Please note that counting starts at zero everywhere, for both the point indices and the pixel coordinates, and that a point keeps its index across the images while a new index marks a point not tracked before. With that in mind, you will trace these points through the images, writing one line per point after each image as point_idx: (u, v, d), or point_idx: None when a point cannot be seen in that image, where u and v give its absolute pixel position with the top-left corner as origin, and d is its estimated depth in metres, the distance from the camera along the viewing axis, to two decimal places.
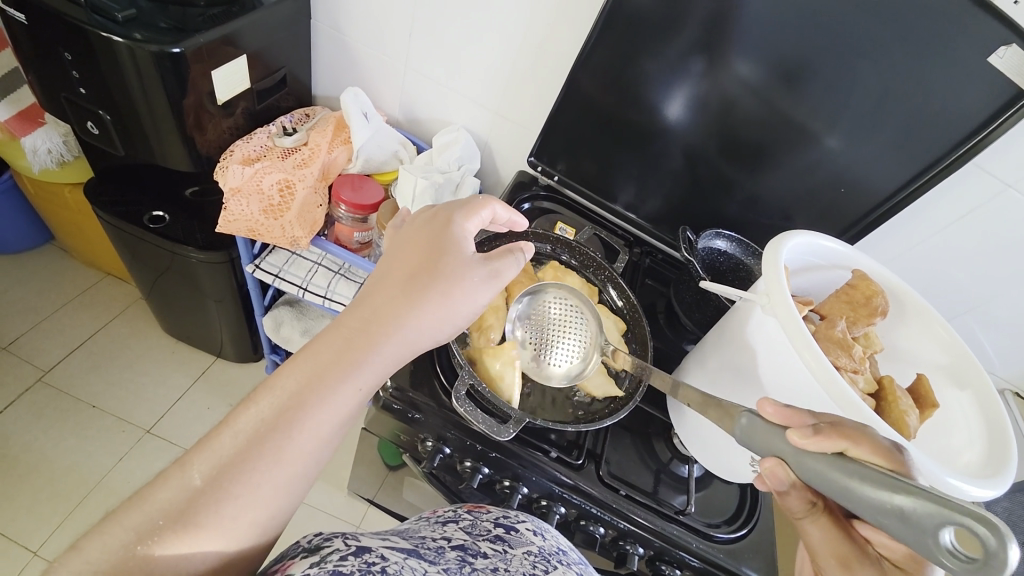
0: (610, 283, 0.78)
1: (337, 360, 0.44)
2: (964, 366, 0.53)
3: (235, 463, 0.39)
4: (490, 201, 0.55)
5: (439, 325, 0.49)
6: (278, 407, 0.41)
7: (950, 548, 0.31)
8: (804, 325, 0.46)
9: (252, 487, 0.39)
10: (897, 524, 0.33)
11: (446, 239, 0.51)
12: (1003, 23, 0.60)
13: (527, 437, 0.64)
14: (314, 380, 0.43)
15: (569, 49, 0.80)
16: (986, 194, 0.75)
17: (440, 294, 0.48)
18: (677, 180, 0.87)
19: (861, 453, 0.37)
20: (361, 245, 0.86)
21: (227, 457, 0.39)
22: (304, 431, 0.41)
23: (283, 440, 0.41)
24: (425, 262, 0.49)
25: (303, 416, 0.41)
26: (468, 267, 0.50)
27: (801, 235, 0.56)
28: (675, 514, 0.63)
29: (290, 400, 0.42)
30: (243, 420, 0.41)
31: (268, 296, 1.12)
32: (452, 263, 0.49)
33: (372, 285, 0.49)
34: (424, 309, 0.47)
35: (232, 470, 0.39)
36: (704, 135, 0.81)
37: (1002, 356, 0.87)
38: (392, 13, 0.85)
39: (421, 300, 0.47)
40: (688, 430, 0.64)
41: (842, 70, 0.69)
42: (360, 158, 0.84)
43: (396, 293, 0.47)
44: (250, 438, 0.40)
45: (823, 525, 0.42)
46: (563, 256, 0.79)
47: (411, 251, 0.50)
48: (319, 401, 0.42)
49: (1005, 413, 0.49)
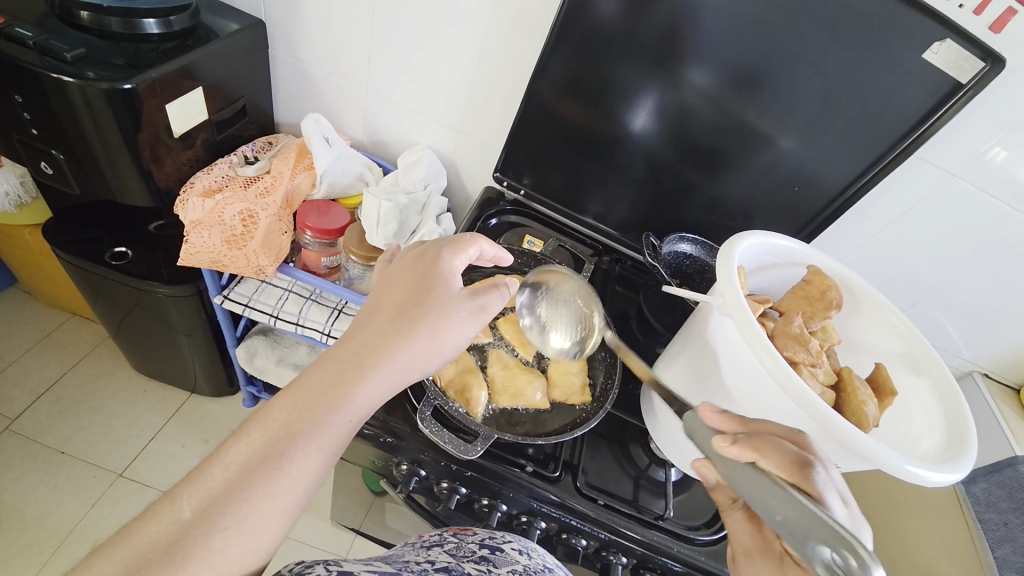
0: None
1: (329, 391, 0.44)
2: (919, 354, 0.54)
3: (225, 494, 0.39)
4: (476, 237, 0.55)
5: (426, 360, 0.48)
6: (274, 437, 0.41)
7: (825, 563, 0.34)
8: (758, 325, 0.47)
9: (242, 518, 0.39)
10: (785, 531, 0.37)
11: (433, 276, 0.50)
12: (932, 21, 0.63)
13: (502, 453, 0.63)
14: (308, 412, 0.42)
15: (524, 67, 0.82)
16: (933, 185, 0.78)
17: (428, 328, 0.48)
18: (640, 187, 0.89)
19: (769, 466, 0.40)
20: (329, 269, 0.85)
21: (217, 490, 0.39)
22: (298, 460, 0.41)
23: (276, 470, 0.40)
24: (415, 296, 0.49)
25: (295, 448, 0.41)
26: (456, 301, 0.50)
27: (754, 235, 0.57)
28: (655, 520, 0.63)
29: (282, 430, 0.41)
30: (235, 451, 0.40)
31: (240, 327, 1.11)
32: (438, 297, 0.49)
33: (362, 318, 0.49)
34: (413, 343, 0.47)
35: (223, 502, 0.38)
36: (663, 142, 0.83)
37: (964, 339, 0.91)
38: (349, 39, 0.86)
39: (410, 333, 0.47)
40: (662, 435, 0.64)
41: (788, 73, 0.72)
42: (324, 183, 0.84)
43: (385, 327, 0.47)
44: (241, 470, 0.40)
45: (740, 516, 0.48)
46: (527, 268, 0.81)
47: (397, 287, 0.50)
48: (312, 431, 0.42)
49: (961, 396, 0.50)
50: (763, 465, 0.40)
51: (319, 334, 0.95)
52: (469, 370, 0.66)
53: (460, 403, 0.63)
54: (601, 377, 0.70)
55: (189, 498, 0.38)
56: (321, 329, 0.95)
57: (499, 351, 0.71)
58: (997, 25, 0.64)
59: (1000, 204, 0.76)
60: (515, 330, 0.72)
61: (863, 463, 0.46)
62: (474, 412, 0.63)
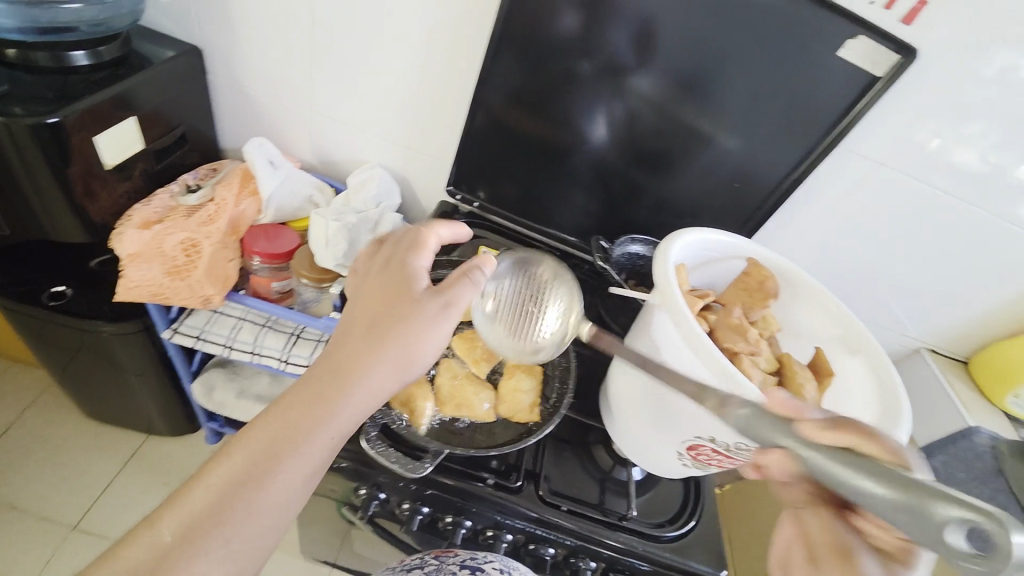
0: None
1: (307, 411, 0.45)
2: (854, 335, 0.56)
3: (212, 512, 0.41)
4: (433, 229, 0.54)
5: (403, 370, 0.48)
6: (257, 459, 0.43)
7: (960, 549, 0.30)
8: (694, 320, 0.49)
9: (232, 533, 0.41)
10: (902, 524, 0.32)
11: (398, 282, 0.50)
12: (843, 20, 0.67)
13: (461, 468, 0.62)
14: (288, 433, 0.44)
15: (466, 80, 0.83)
16: (861, 173, 0.82)
17: (397, 335, 0.47)
18: (590, 192, 0.91)
19: (873, 450, 0.36)
20: (281, 294, 0.83)
21: (197, 513, 0.41)
22: (284, 479, 0.43)
23: (259, 485, 0.42)
24: (382, 305, 0.49)
25: (277, 464, 0.43)
26: (421, 302, 0.49)
27: (692, 231, 0.59)
28: (621, 521, 0.63)
29: (264, 451, 0.44)
30: (219, 471, 0.43)
31: (194, 360, 1.07)
32: (403, 302, 0.49)
33: (336, 335, 0.50)
34: (383, 352, 0.47)
35: (210, 520, 0.41)
36: (607, 146, 0.85)
37: (905, 317, 0.95)
38: (290, 62, 0.86)
39: (379, 342, 0.47)
40: (622, 435, 0.65)
41: (717, 74, 0.74)
42: (271, 208, 0.83)
43: (355, 341, 0.48)
44: (226, 488, 0.42)
45: (821, 515, 0.45)
46: None
47: (366, 299, 0.50)
48: (293, 452, 0.44)
49: (893, 373, 0.52)
50: (866, 450, 0.36)
51: (276, 362, 0.93)
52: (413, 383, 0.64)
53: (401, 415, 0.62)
54: (557, 384, 0.69)
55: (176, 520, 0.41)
56: (279, 356, 0.93)
57: (451, 361, 0.68)
58: (909, 16, 0.67)
59: (926, 189, 0.80)
60: (470, 345, 0.69)
61: None
62: (415, 424, 0.61)
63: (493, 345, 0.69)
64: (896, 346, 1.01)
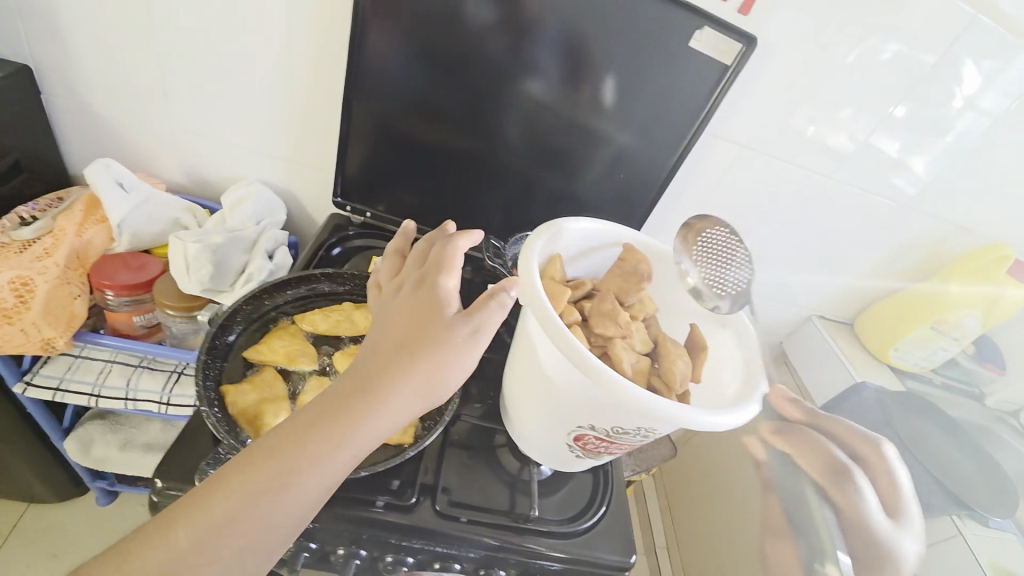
0: None
1: (322, 433, 0.42)
2: (722, 309, 0.59)
3: (223, 523, 0.39)
4: (458, 242, 0.48)
5: (424, 395, 0.44)
6: (267, 477, 0.40)
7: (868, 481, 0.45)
8: (555, 316, 0.49)
9: (239, 545, 0.39)
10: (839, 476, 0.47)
11: (433, 300, 0.46)
12: (689, 13, 0.69)
13: (343, 497, 0.56)
14: (299, 453, 0.41)
15: (334, 87, 0.78)
16: (732, 158, 0.86)
17: (428, 361, 0.44)
18: (484, 194, 0.90)
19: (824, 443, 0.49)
20: (149, 329, 0.76)
21: (215, 521, 0.39)
22: (291, 500, 0.41)
23: (275, 498, 0.40)
24: (415, 324, 0.45)
25: (293, 481, 0.41)
26: (452, 326, 0.45)
27: (563, 223, 0.59)
28: (527, 523, 0.61)
29: (274, 467, 0.41)
30: (236, 480, 0.40)
31: (64, 418, 0.94)
32: (438, 323, 0.45)
33: (367, 348, 0.46)
34: (410, 375, 0.43)
35: (220, 528, 0.39)
36: (491, 147, 0.84)
37: (789, 287, 1.03)
38: (136, 75, 0.78)
39: (409, 367, 0.43)
40: (521, 436, 0.63)
41: (583, 68, 0.74)
42: (125, 234, 0.75)
43: (386, 360, 0.44)
44: (244, 498, 0.40)
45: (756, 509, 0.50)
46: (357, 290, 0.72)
47: (400, 316, 0.47)
48: (304, 474, 0.41)
49: (756, 341, 0.55)
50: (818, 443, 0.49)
51: (156, 405, 0.84)
52: (273, 400, 0.59)
53: (248, 432, 0.54)
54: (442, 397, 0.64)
55: (174, 533, 0.38)
56: (158, 398, 0.83)
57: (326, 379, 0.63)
58: (744, 7, 0.70)
59: (792, 167, 0.86)
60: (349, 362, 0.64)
61: (672, 426, 0.48)
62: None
63: None
64: (794, 313, 1.09)
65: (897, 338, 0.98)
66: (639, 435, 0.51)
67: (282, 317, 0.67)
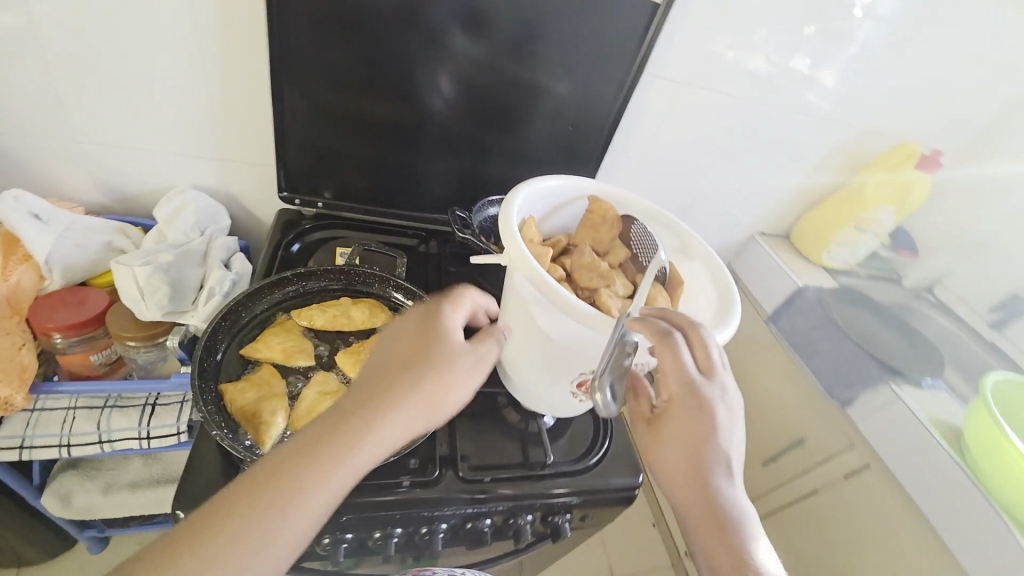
0: (393, 287, 0.72)
1: (341, 445, 0.42)
2: (689, 244, 0.64)
3: (226, 533, 0.37)
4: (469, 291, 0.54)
5: (434, 413, 0.46)
6: (296, 481, 0.40)
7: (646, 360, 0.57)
8: (545, 274, 0.51)
9: (232, 564, 0.37)
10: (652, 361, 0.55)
11: (438, 329, 0.49)
12: None
13: (371, 485, 0.58)
14: (322, 456, 0.41)
15: (257, 72, 0.72)
16: (672, 94, 0.89)
17: (432, 383, 0.46)
18: (439, 165, 0.88)
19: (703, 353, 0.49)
20: (110, 366, 0.72)
21: (217, 533, 0.37)
22: (311, 505, 0.40)
23: (280, 512, 0.39)
24: (419, 349, 0.47)
25: (300, 495, 0.39)
26: (459, 356, 0.48)
27: (532, 185, 0.61)
28: (545, 470, 0.66)
29: (298, 470, 0.40)
30: (244, 489, 0.39)
31: (34, 476, 0.87)
32: (445, 349, 0.48)
33: (372, 368, 0.47)
34: (414, 397, 0.45)
35: (220, 542, 0.37)
36: (438, 115, 0.81)
37: (734, 210, 1.11)
38: (17, 88, 0.68)
39: (415, 389, 0.45)
40: (525, 394, 0.66)
41: (520, 21, 0.72)
42: (57, 269, 0.68)
43: (394, 380, 0.45)
44: (249, 509, 0.38)
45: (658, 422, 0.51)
46: (333, 285, 0.72)
47: (405, 342, 0.48)
48: (313, 489, 0.40)
49: (723, 268, 0.60)
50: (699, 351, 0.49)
51: (137, 441, 0.79)
52: (272, 397, 0.58)
53: (250, 432, 0.54)
54: None
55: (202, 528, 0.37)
56: (137, 433, 0.79)
57: (330, 374, 0.63)
58: None
59: (727, 96, 0.90)
60: (354, 358, 0.63)
61: None
62: (261, 442, 0.54)
63: None
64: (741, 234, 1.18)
65: (829, 240, 1.09)
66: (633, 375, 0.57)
67: (264, 324, 0.65)
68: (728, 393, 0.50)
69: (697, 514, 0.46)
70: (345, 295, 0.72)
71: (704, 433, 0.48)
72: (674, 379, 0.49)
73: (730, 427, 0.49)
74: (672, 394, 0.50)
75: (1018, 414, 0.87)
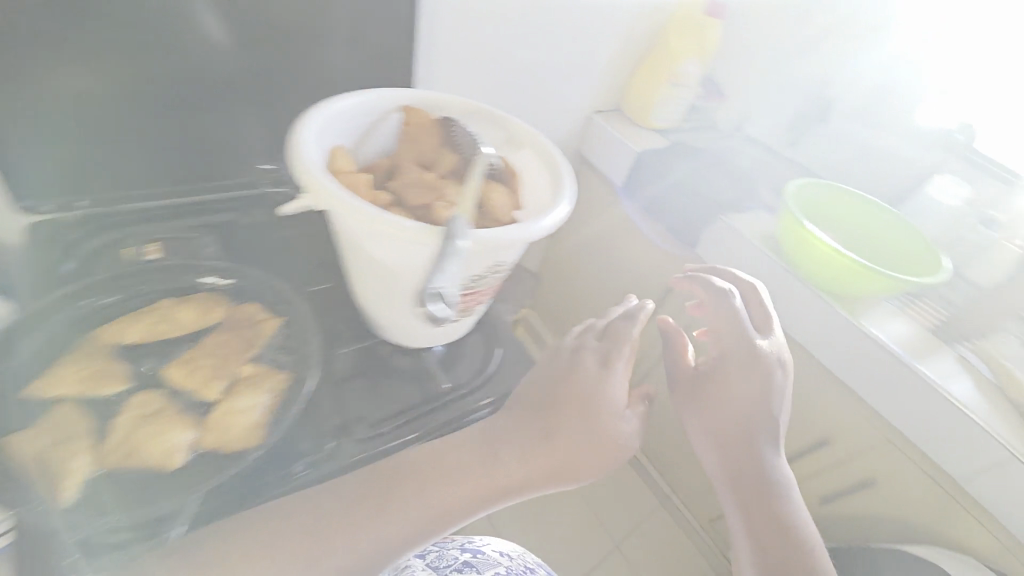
0: (207, 273, 0.63)
1: (508, 471, 0.52)
2: (516, 133, 0.62)
3: (371, 503, 0.49)
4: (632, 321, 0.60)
5: (605, 455, 0.54)
6: (468, 462, 0.52)
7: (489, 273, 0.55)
8: (352, 197, 0.46)
9: (366, 530, 0.48)
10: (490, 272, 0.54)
11: (577, 366, 0.58)
12: None
13: (254, 488, 0.51)
14: (488, 457, 0.53)
15: None
16: None
17: (578, 412, 0.55)
18: (234, 120, 0.72)
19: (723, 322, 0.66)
20: None
21: (364, 501, 0.49)
22: (469, 497, 0.51)
23: (420, 491, 0.50)
24: (568, 383, 0.57)
25: (437, 478, 0.51)
26: (612, 394, 0.56)
27: (326, 106, 0.53)
28: (447, 399, 0.64)
29: (469, 463, 0.52)
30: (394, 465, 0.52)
31: None
32: (594, 381, 0.56)
33: (524, 390, 0.59)
34: (560, 429, 0.54)
35: (361, 513, 0.48)
36: (202, 56, 0.66)
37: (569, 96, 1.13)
38: None
39: (557, 415, 0.54)
40: (402, 332, 0.63)
41: None
42: None
43: (539, 409, 0.56)
44: (399, 482, 0.51)
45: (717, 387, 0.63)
46: (127, 291, 0.59)
47: (551, 382, 0.57)
48: (456, 481, 0.51)
49: (550, 145, 0.60)
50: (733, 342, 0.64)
51: None
52: (72, 439, 0.48)
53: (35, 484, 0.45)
54: (301, 350, 0.59)
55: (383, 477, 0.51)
56: None
57: (155, 392, 0.53)
58: None
59: None
60: (185, 370, 0.55)
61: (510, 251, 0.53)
62: (56, 493, 0.45)
63: (218, 356, 0.56)
64: (580, 116, 1.20)
65: (651, 107, 1.16)
66: (483, 284, 0.55)
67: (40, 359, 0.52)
68: (783, 361, 0.64)
69: (745, 459, 0.60)
70: (150, 299, 0.60)
71: (753, 389, 0.61)
72: (729, 340, 0.64)
73: (783, 387, 0.63)
74: (720, 350, 0.65)
75: (819, 212, 1.01)
